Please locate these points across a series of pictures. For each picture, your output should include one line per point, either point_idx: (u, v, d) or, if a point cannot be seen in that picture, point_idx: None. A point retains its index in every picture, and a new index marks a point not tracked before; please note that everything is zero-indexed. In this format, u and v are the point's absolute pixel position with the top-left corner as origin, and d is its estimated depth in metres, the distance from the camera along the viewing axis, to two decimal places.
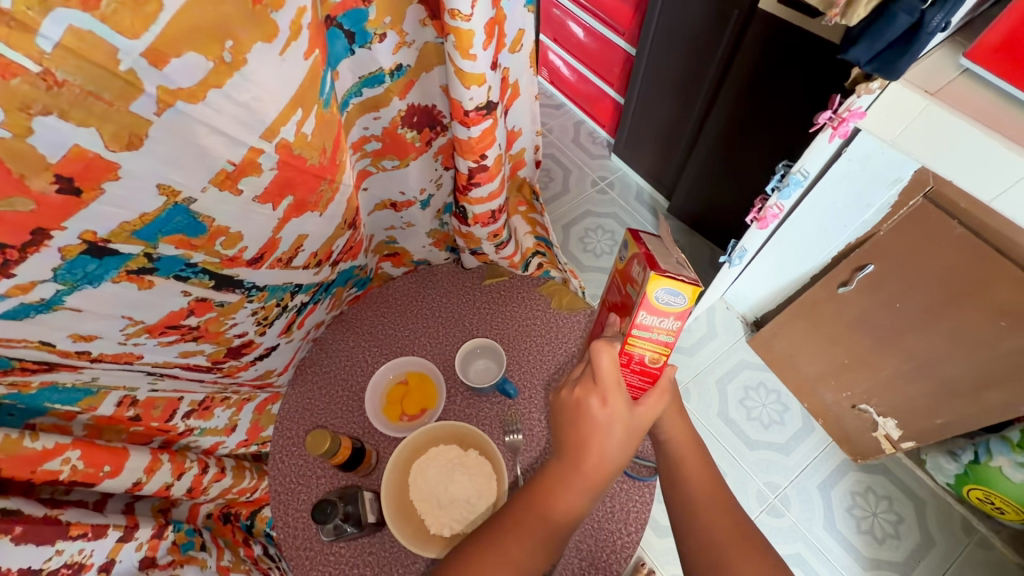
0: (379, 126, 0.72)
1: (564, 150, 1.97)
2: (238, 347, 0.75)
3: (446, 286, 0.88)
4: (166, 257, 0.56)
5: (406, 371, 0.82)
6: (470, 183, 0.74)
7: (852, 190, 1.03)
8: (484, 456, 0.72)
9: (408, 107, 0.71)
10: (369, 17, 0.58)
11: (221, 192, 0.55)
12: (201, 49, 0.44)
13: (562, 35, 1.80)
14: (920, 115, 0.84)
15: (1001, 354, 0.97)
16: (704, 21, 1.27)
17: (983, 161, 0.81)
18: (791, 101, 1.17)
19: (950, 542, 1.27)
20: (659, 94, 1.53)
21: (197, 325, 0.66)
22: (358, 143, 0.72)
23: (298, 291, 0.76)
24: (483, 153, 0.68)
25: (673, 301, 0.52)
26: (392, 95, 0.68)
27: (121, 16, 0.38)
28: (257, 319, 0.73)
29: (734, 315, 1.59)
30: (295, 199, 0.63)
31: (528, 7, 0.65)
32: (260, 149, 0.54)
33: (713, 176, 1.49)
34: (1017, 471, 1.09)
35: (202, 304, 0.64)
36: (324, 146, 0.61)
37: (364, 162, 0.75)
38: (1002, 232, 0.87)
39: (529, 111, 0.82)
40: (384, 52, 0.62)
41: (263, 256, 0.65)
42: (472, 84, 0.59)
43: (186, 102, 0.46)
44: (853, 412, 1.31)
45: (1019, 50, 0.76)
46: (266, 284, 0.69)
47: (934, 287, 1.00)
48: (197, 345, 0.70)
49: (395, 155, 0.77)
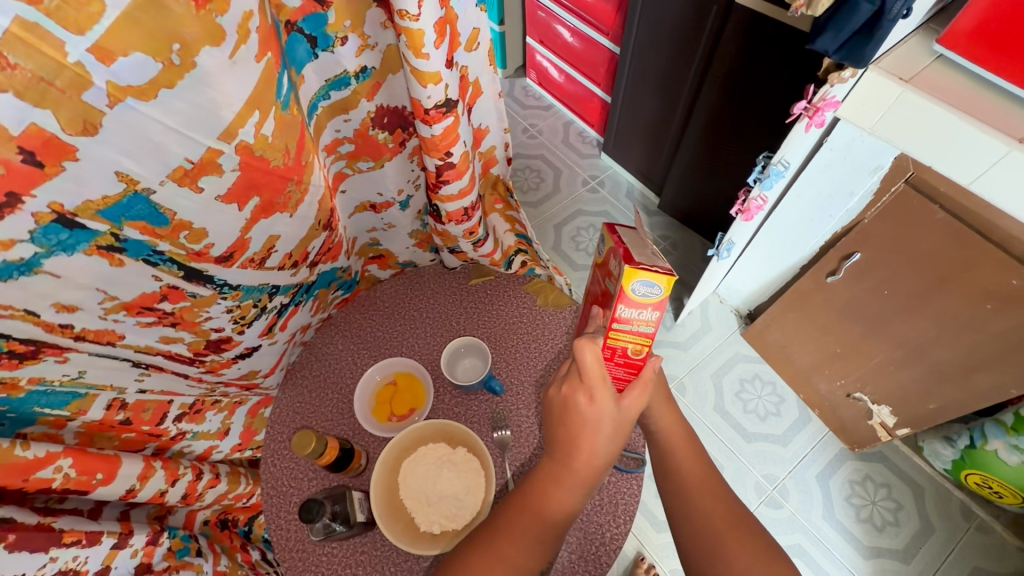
0: (351, 128, 0.73)
1: (554, 150, 1.99)
2: (217, 341, 0.75)
3: (433, 286, 0.89)
4: (132, 239, 0.57)
5: (394, 372, 0.82)
6: (439, 181, 0.74)
7: (830, 177, 1.04)
8: (473, 453, 0.73)
9: (377, 108, 0.72)
10: (329, 21, 0.59)
11: (179, 188, 0.55)
12: (147, 48, 0.45)
13: (547, 37, 1.83)
14: (895, 103, 0.85)
15: (989, 335, 0.97)
16: (683, 18, 1.28)
17: (957, 145, 0.82)
18: (769, 94, 1.18)
19: (951, 528, 1.27)
20: (644, 91, 1.54)
21: (172, 310, 0.67)
22: (331, 146, 0.73)
23: (276, 292, 0.77)
24: (447, 151, 0.69)
25: (650, 293, 0.53)
26: (360, 97, 0.70)
27: (64, 12, 0.40)
28: (233, 317, 0.73)
29: (728, 309, 1.59)
30: (262, 200, 0.64)
31: (480, 6, 0.66)
32: (219, 151, 0.55)
33: (700, 170, 1.50)
34: (1012, 454, 1.08)
35: (176, 291, 0.65)
36: (287, 147, 0.62)
37: (339, 164, 0.77)
38: (981, 215, 0.89)
39: (494, 109, 0.83)
40: (347, 55, 0.64)
41: (232, 255, 0.66)
42: (429, 82, 0.59)
43: (137, 99, 0.47)
44: (848, 401, 1.31)
45: (988, 36, 0.77)
46: (242, 283, 0.71)
47: (921, 273, 1.00)
48: (176, 332, 0.70)
49: (370, 156, 0.78)
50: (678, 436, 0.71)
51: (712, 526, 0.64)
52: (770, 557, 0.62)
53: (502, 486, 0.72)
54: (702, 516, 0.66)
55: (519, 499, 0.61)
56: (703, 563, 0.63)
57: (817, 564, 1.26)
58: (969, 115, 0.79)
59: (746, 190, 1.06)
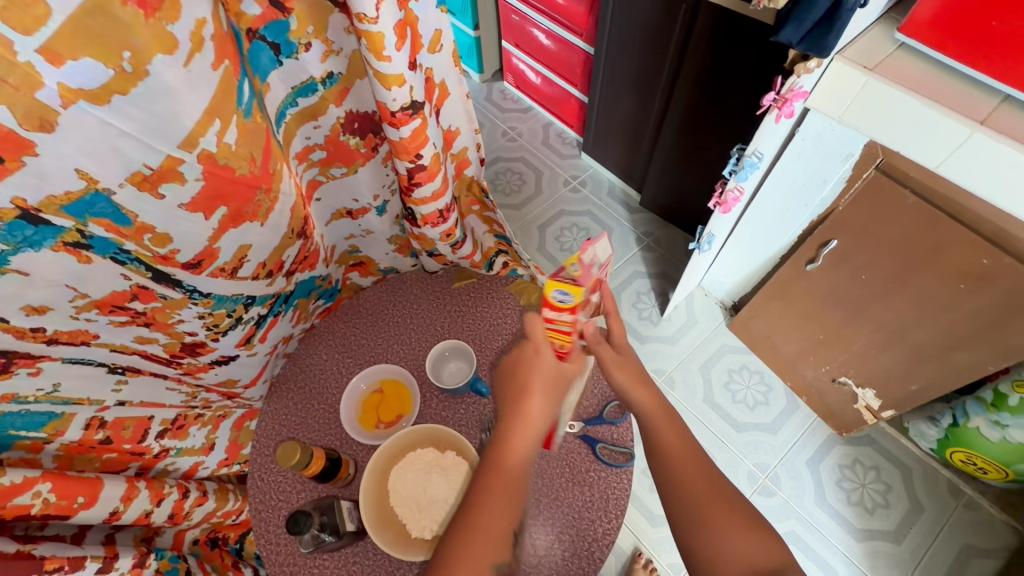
0: (321, 134, 0.73)
1: (534, 152, 2.00)
2: (192, 344, 0.74)
3: (416, 292, 0.89)
4: (98, 236, 0.55)
5: (379, 380, 0.81)
6: (412, 184, 0.74)
7: (803, 165, 1.06)
8: (461, 456, 0.72)
9: (346, 114, 0.72)
10: (290, 28, 0.59)
11: (139, 193, 0.55)
12: (97, 54, 0.45)
13: (522, 40, 1.84)
14: (861, 91, 0.87)
15: (962, 313, 0.99)
16: (654, 16, 1.30)
17: (922, 130, 0.84)
18: (740, 89, 1.20)
19: (939, 507, 1.29)
20: (620, 90, 1.56)
21: (143, 310, 0.65)
22: (303, 153, 0.73)
23: (252, 303, 0.76)
24: (417, 153, 0.69)
25: (565, 301, 0.60)
26: (328, 103, 0.70)
27: (11, 13, 0.39)
28: (206, 324, 0.72)
29: (713, 302, 1.61)
30: (230, 210, 0.63)
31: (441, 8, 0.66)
32: (180, 159, 0.55)
33: (679, 165, 1.52)
34: (993, 429, 1.11)
35: (147, 291, 0.63)
36: (253, 155, 0.62)
37: (312, 172, 0.77)
38: (951, 197, 0.91)
39: (463, 110, 0.82)
40: (312, 61, 0.64)
41: (201, 263, 0.65)
42: (393, 84, 0.59)
43: (90, 102, 0.47)
44: (834, 386, 1.33)
45: (946, 23, 0.79)
46: (216, 292, 0.69)
47: (896, 257, 1.02)
48: (151, 332, 0.69)
49: (342, 162, 0.78)
50: (659, 417, 0.71)
51: (697, 503, 0.65)
52: (758, 542, 0.63)
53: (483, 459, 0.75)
54: (690, 495, 0.66)
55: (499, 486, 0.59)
56: (695, 543, 0.63)
57: (811, 549, 1.28)
58: (931, 100, 0.81)
59: (723, 184, 1.06)
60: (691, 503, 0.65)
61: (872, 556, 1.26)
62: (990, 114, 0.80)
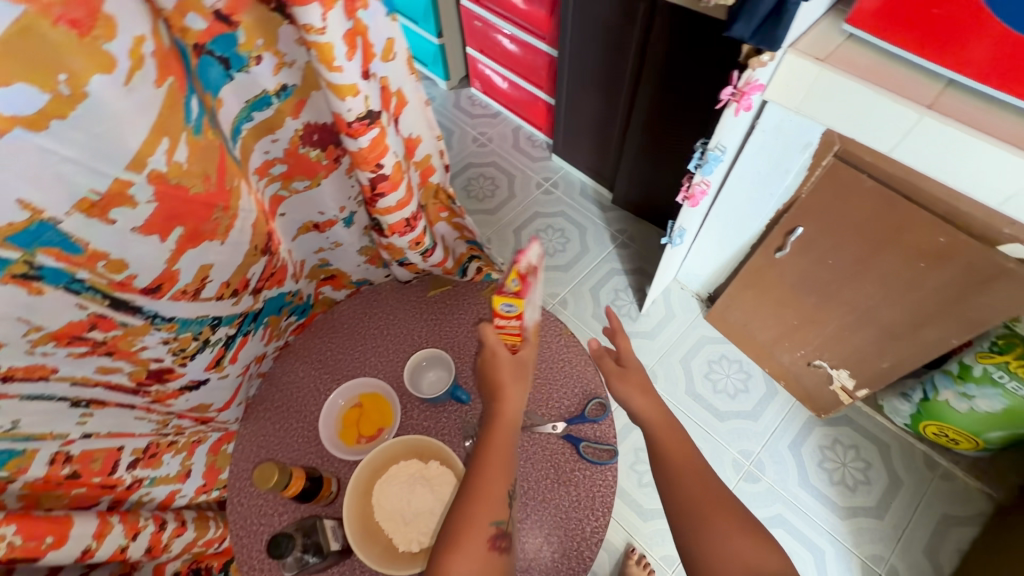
0: (279, 148, 0.72)
1: (505, 156, 2.00)
2: (158, 371, 0.73)
3: (392, 303, 0.88)
4: (48, 267, 0.53)
5: (358, 394, 0.80)
6: (375, 195, 0.73)
7: (765, 154, 1.09)
8: (445, 465, 0.71)
9: (304, 125, 0.71)
10: (239, 41, 0.58)
11: (87, 220, 0.53)
12: (30, 79, 0.43)
13: (487, 46, 1.85)
14: (816, 82, 0.90)
15: (929, 292, 1.02)
16: (613, 17, 1.32)
17: (874, 115, 0.88)
18: (701, 84, 1.23)
19: (917, 480, 1.33)
20: (586, 91, 1.58)
21: (104, 339, 0.63)
22: (263, 168, 0.73)
23: (218, 324, 0.75)
24: (378, 163, 0.68)
25: (511, 310, 0.67)
26: (284, 115, 0.69)
27: None
28: (172, 349, 0.71)
29: (689, 294, 1.64)
30: (186, 229, 0.62)
31: (391, 17, 0.65)
32: (129, 181, 0.54)
33: (648, 162, 1.54)
34: (962, 401, 1.16)
35: (105, 319, 0.61)
36: (206, 172, 0.61)
37: (274, 186, 0.76)
38: (905, 179, 0.94)
39: (422, 117, 0.82)
40: (264, 74, 0.63)
41: (160, 287, 0.64)
42: (347, 95, 0.59)
43: (26, 129, 0.45)
44: (809, 369, 1.36)
45: (889, 14, 0.83)
46: (179, 316, 0.69)
47: (859, 239, 1.05)
48: (114, 361, 0.67)
49: (304, 175, 0.77)
50: (659, 422, 0.73)
51: (698, 507, 0.66)
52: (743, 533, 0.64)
53: None
54: (692, 497, 0.67)
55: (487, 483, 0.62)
56: (695, 543, 0.64)
57: (797, 530, 1.30)
58: (880, 90, 0.85)
59: (694, 178, 1.07)
60: (691, 500, 0.67)
61: (856, 532, 1.29)
62: (937, 97, 0.84)
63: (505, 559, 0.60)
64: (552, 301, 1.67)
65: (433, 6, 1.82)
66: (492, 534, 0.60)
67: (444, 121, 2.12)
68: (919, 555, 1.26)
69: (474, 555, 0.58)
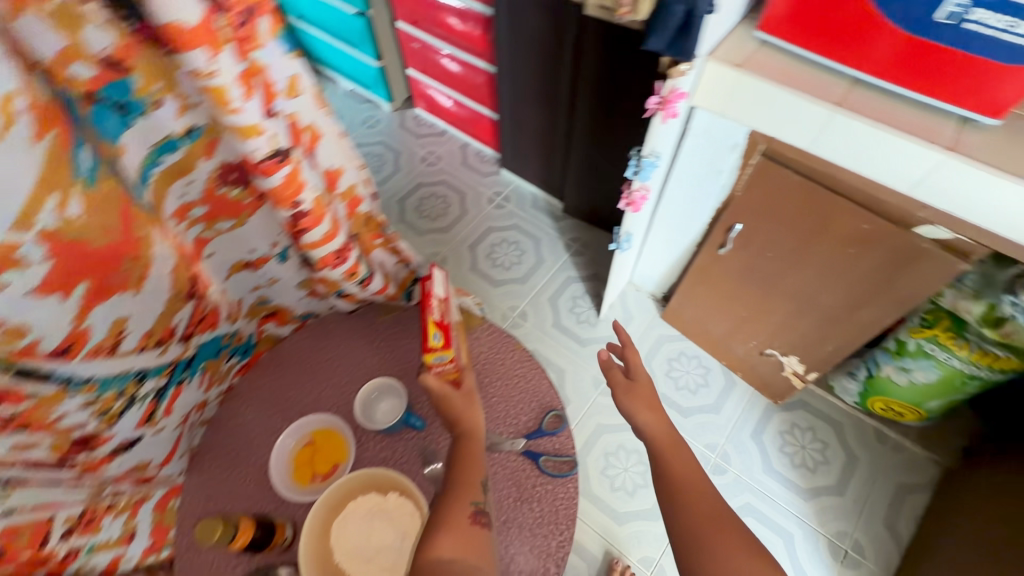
0: (196, 190, 0.72)
1: (455, 174, 2.01)
2: (83, 439, 0.72)
3: (342, 333, 0.85)
4: None
5: (310, 431, 0.78)
6: (298, 231, 0.73)
7: (700, 155, 1.14)
8: (405, 496, 0.69)
9: (219, 166, 0.71)
10: (133, 86, 0.58)
11: None
12: None
13: (428, 66, 1.87)
14: (736, 86, 0.96)
15: (863, 279, 1.08)
16: (544, 33, 1.36)
17: (789, 114, 0.94)
18: (634, 93, 1.27)
19: (871, 454, 1.39)
20: (527, 105, 1.61)
21: (13, 415, 0.62)
22: (179, 212, 0.72)
23: (145, 377, 0.76)
24: (295, 200, 0.68)
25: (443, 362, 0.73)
26: (196, 156, 0.68)
27: None
28: (94, 411, 0.71)
29: (645, 296, 1.67)
30: (92, 284, 0.63)
31: (289, 54, 0.64)
32: (17, 243, 0.53)
33: (592, 170, 1.58)
34: (902, 375, 1.23)
35: (12, 391, 0.60)
36: (106, 225, 0.61)
37: (196, 229, 0.75)
38: (826, 172, 0.99)
39: (340, 149, 0.79)
40: (166, 118, 0.62)
41: (70, 348, 0.63)
42: (251, 135, 0.60)
43: None
44: (762, 359, 1.41)
45: (795, 20, 0.89)
46: (98, 376, 0.69)
47: (793, 231, 1.11)
48: (30, 436, 0.66)
49: (229, 215, 0.77)
50: (664, 442, 0.82)
51: (699, 529, 0.71)
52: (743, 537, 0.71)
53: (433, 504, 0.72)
54: (696, 516, 0.73)
55: (458, 482, 0.64)
56: (695, 555, 0.70)
57: (765, 516, 1.34)
58: (795, 91, 0.91)
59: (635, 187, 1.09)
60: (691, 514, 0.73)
61: (821, 512, 1.33)
62: (847, 94, 0.90)
63: (487, 534, 0.61)
64: (512, 314, 1.68)
65: (369, 29, 1.84)
66: (473, 510, 0.61)
67: (390, 143, 2.12)
68: (880, 527, 1.31)
69: (457, 530, 0.59)
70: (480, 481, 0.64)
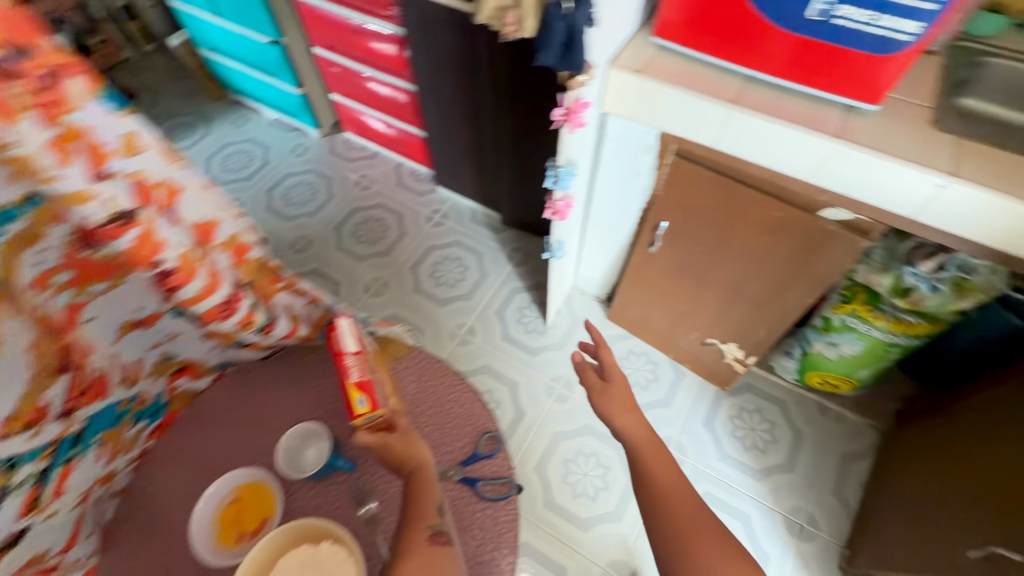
0: (54, 256, 0.67)
1: (391, 196, 1.98)
2: None
3: (264, 380, 0.83)
4: None
5: (234, 487, 0.75)
6: (171, 288, 0.71)
7: (620, 157, 1.17)
8: (338, 543, 0.66)
9: (72, 231, 0.66)
10: None
11: None
12: None
13: (351, 90, 1.84)
14: (639, 91, 0.98)
15: (787, 266, 1.12)
16: (457, 51, 1.36)
17: (690, 115, 0.97)
18: (550, 104, 1.29)
19: (815, 427, 1.45)
20: (452, 121, 1.61)
21: None
22: (40, 281, 0.67)
23: (20, 462, 0.69)
24: (154, 258, 0.67)
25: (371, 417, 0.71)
26: (42, 224, 0.63)
27: None
28: None
29: (590, 298, 1.69)
30: None
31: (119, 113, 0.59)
32: None
33: (523, 180, 1.59)
34: (831, 349, 1.29)
35: None
36: None
37: (66, 295, 0.71)
38: (734, 166, 1.03)
39: (209, 199, 0.73)
40: None
41: None
42: (80, 202, 0.60)
43: None
44: (705, 348, 1.45)
45: (687, 24, 0.93)
46: None
47: (713, 224, 1.14)
48: None
49: (102, 277, 0.74)
50: (643, 444, 0.83)
51: (659, 539, 0.74)
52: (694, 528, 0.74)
53: (371, 552, 0.69)
54: (675, 518, 0.74)
55: (411, 509, 0.62)
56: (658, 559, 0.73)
57: (724, 502, 1.37)
58: (693, 91, 0.94)
59: (560, 196, 1.09)
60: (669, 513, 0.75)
61: (775, 490, 1.38)
62: (740, 90, 0.94)
63: (451, 551, 0.60)
64: (460, 331, 1.66)
65: (285, 57, 1.81)
66: (431, 531, 0.60)
67: (321, 170, 2.07)
68: (831, 497, 1.37)
69: (419, 555, 0.58)
70: (436, 505, 0.63)
